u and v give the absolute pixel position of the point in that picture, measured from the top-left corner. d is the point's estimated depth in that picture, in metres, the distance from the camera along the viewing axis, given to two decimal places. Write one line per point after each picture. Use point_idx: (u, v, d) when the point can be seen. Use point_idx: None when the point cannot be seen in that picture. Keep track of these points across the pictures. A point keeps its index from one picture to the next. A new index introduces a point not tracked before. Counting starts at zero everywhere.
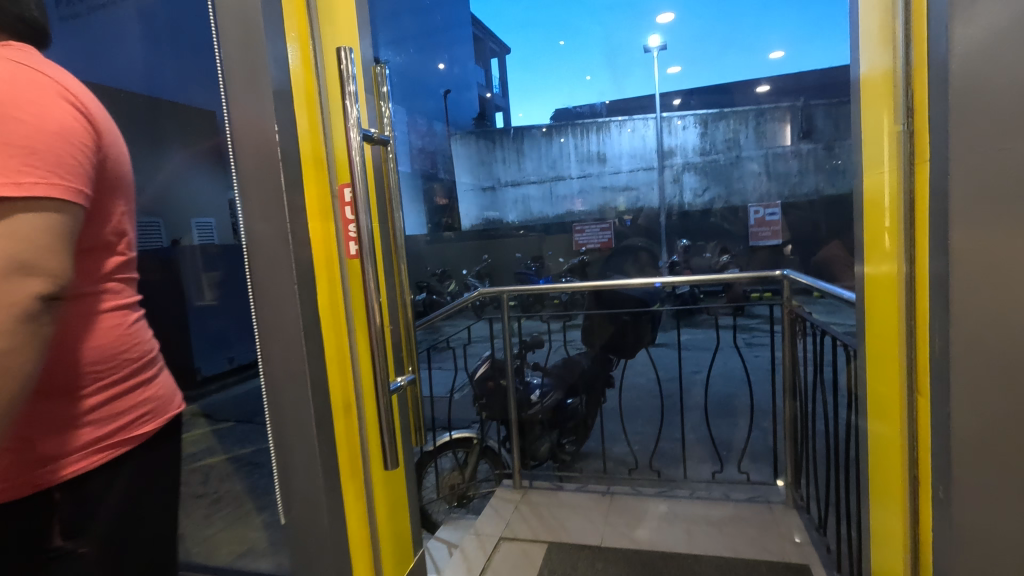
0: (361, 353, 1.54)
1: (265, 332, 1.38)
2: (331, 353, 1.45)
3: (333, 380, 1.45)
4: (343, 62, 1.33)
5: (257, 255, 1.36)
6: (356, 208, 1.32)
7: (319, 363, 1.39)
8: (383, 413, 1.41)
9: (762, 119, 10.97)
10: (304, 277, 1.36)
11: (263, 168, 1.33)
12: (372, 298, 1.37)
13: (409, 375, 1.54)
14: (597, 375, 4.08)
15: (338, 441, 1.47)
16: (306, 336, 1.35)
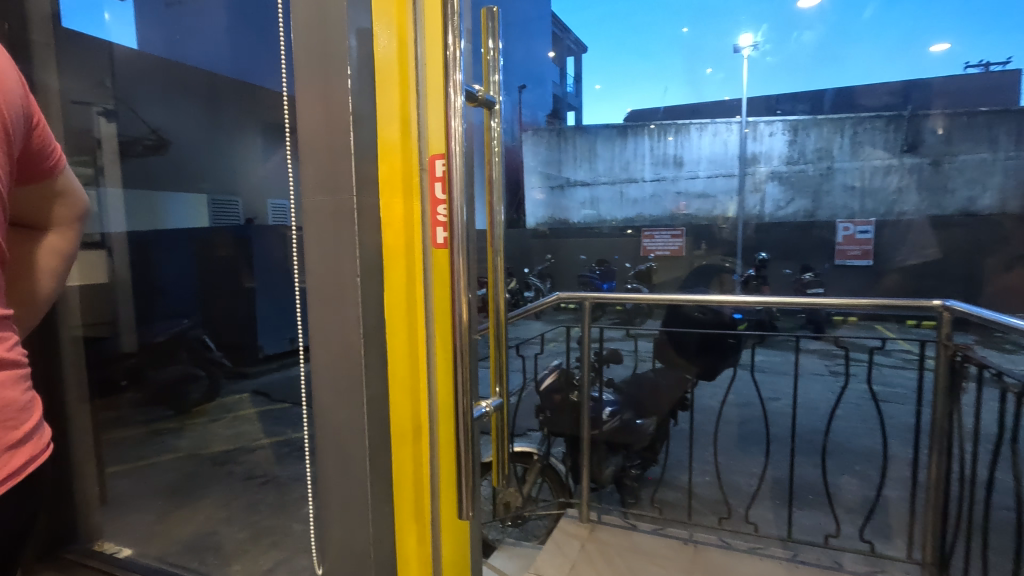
0: (440, 369, 1.21)
1: (312, 335, 1.09)
2: (400, 366, 1.13)
3: (399, 399, 1.13)
4: (452, 15, 1.01)
5: (311, 236, 1.06)
6: (450, 190, 1.04)
7: (380, 383, 1.09)
8: (463, 445, 1.11)
9: (859, 129, 9.86)
10: (368, 268, 1.06)
11: (327, 128, 1.04)
12: (461, 303, 1.08)
13: (493, 400, 1.24)
14: (671, 394, 3.64)
15: (400, 473, 1.15)
16: (366, 348, 1.05)
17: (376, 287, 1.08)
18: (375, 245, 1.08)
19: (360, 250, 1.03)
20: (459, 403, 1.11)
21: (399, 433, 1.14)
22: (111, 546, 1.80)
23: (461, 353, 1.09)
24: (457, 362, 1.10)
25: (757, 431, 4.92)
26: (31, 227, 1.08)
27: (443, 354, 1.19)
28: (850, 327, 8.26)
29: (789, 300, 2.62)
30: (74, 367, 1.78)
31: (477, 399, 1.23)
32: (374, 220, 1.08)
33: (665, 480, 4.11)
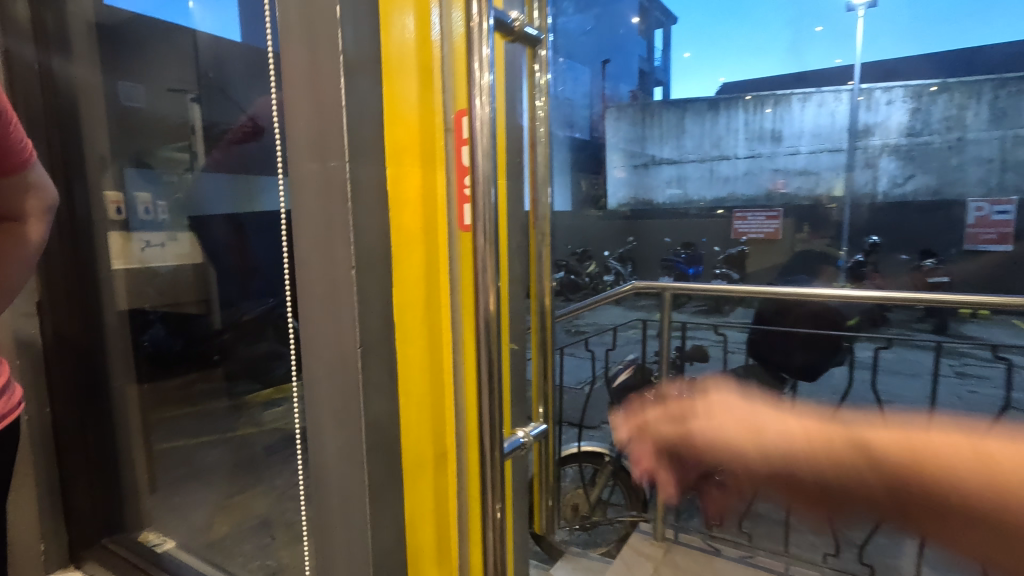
0: (467, 381, 0.98)
1: (305, 338, 0.87)
2: (413, 379, 0.91)
3: (413, 422, 0.91)
4: None
5: (301, 216, 0.85)
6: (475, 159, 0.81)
7: (388, 403, 0.87)
8: (491, 481, 0.89)
9: (1001, 94, 8.42)
10: (370, 257, 0.82)
11: (315, 79, 0.81)
12: (487, 303, 0.85)
13: (535, 428, 0.99)
14: (763, 396, 3.25)
15: (416, 511, 0.93)
16: (364, 360, 0.81)
17: (383, 283, 0.84)
18: (380, 230, 0.84)
19: (355, 234, 0.79)
20: (486, 428, 0.88)
21: (415, 464, 0.92)
22: (155, 538, 1.76)
23: (488, 368, 0.86)
24: (482, 377, 0.87)
25: (869, 437, 4.36)
26: (10, 220, 1.17)
27: (470, 367, 0.95)
28: (981, 326, 7.19)
29: (921, 297, 2.08)
30: (122, 351, 1.74)
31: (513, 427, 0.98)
32: (379, 196, 0.84)
33: (757, 488, 3.71)
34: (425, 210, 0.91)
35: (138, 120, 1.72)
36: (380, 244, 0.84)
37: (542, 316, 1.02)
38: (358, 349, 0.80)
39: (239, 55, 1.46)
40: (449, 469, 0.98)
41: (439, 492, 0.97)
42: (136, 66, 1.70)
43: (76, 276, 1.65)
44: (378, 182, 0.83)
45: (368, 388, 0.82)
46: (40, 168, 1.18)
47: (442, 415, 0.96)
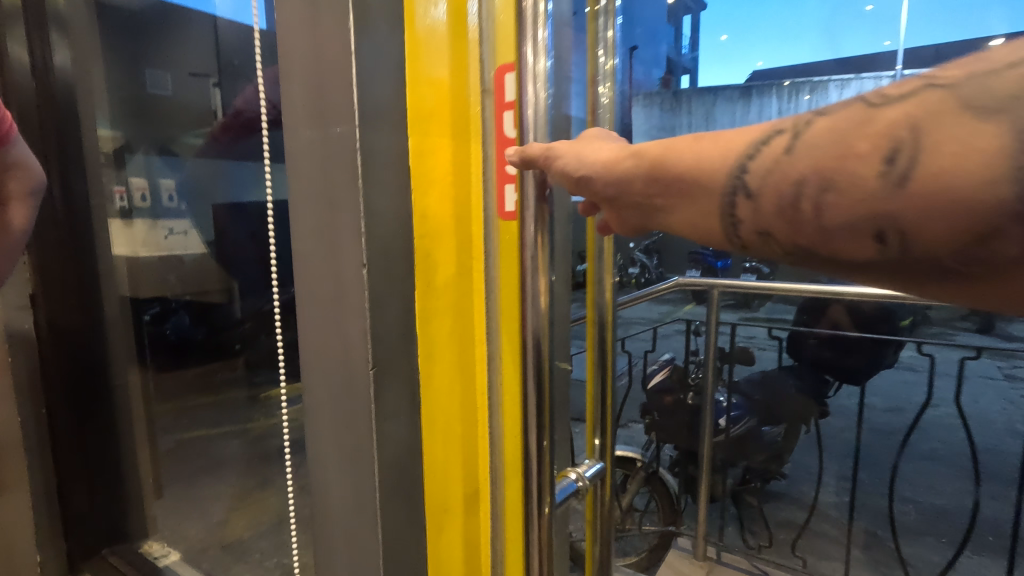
0: (506, 402, 0.84)
1: (302, 352, 0.70)
2: (442, 402, 0.75)
3: (439, 456, 0.75)
4: None
5: (298, 199, 0.67)
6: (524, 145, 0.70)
7: (411, 436, 0.70)
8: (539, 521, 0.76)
9: None
10: (388, 252, 0.65)
11: (316, 31, 0.62)
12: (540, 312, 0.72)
13: (589, 468, 0.86)
14: (810, 401, 2.99)
15: (444, 563, 0.78)
16: (378, 383, 0.64)
17: (403, 288, 0.67)
18: (401, 219, 0.66)
19: (366, 227, 0.61)
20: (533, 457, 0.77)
21: (441, 509, 0.76)
22: (158, 549, 1.65)
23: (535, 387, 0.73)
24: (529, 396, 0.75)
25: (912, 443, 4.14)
26: None
27: (511, 381, 0.84)
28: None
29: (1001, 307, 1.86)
30: (123, 346, 1.60)
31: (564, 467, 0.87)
32: (401, 179, 0.66)
33: (791, 494, 3.50)
34: (456, 196, 0.75)
35: (161, 107, 1.61)
36: (399, 237, 0.66)
37: (602, 327, 0.87)
38: (371, 371, 0.63)
39: (244, 31, 1.31)
40: (483, 505, 0.83)
41: (469, 535, 0.82)
42: (160, 54, 1.59)
43: (75, 264, 1.49)
44: (401, 159, 0.66)
45: (384, 418, 0.65)
46: (19, 145, 1.05)
47: (475, 443, 0.81)
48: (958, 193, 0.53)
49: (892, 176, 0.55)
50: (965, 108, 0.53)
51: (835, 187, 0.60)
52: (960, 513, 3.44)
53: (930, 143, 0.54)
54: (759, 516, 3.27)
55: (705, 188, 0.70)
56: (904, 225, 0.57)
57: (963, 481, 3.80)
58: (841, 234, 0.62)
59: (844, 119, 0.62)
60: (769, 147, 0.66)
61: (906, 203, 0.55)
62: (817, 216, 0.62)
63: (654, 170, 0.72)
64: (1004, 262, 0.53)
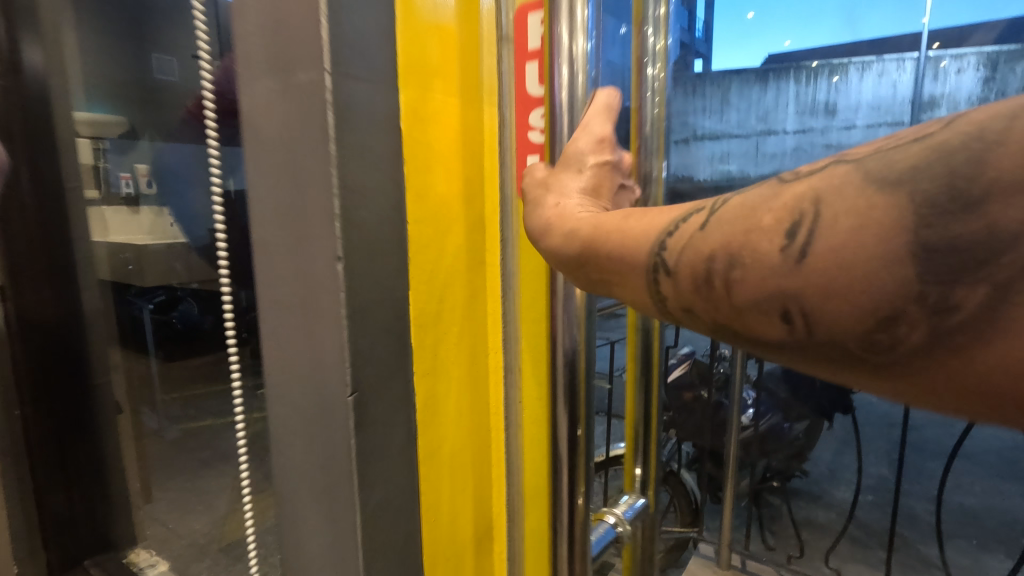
0: (531, 414, 0.88)
1: (267, 366, 0.54)
2: (454, 426, 0.64)
3: (444, 496, 0.63)
4: None
5: (254, 168, 0.51)
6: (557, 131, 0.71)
7: (404, 478, 0.55)
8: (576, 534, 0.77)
9: None
10: (372, 243, 0.49)
11: None
12: (575, 311, 0.74)
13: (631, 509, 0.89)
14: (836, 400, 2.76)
15: None
16: (358, 411, 0.49)
17: (389, 291, 0.51)
18: (390, 201, 0.51)
19: (342, 210, 0.46)
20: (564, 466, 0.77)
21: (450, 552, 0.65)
22: (146, 557, 1.50)
23: (566, 385, 0.74)
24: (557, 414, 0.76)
25: (939, 438, 3.98)
26: None
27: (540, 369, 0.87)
28: None
29: None
30: (106, 338, 1.42)
31: (601, 509, 0.89)
32: (394, 151, 0.51)
33: (816, 496, 3.32)
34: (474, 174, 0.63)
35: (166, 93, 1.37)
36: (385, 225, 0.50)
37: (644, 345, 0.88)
38: (349, 399, 0.48)
39: None
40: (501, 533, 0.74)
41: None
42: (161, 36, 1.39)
43: (49, 245, 1.29)
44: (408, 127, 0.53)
45: (368, 456, 0.50)
46: None
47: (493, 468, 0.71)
48: (860, 271, 0.42)
49: (792, 253, 0.45)
50: (867, 182, 0.43)
51: (743, 263, 0.48)
52: (995, 514, 3.26)
53: (836, 215, 0.43)
54: (778, 514, 3.14)
55: (632, 263, 0.57)
56: (812, 302, 0.44)
57: (996, 479, 3.62)
58: (744, 311, 0.49)
59: (754, 193, 0.51)
60: (684, 223, 0.54)
61: (811, 278, 0.44)
62: (724, 292, 0.50)
63: (586, 237, 0.61)
64: (915, 352, 0.42)
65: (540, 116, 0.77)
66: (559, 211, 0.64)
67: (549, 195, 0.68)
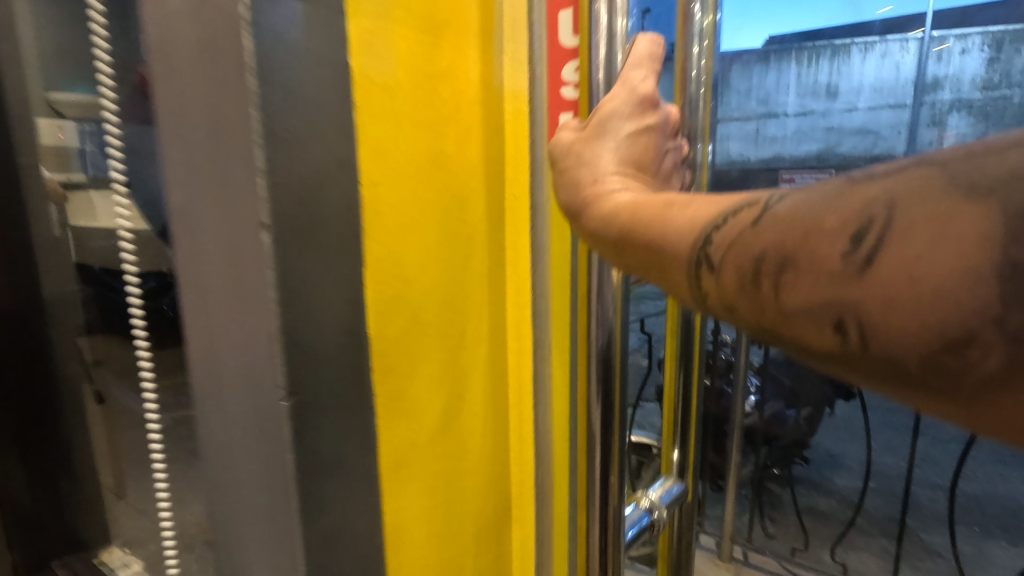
0: (559, 393, 0.81)
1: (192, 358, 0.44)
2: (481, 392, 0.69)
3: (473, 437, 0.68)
4: None
5: (163, 113, 0.40)
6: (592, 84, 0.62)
7: (363, 497, 0.46)
8: (609, 540, 0.68)
9: None
10: (313, 211, 0.39)
11: None
12: (610, 290, 0.65)
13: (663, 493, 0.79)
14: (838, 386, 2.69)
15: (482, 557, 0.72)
16: (293, 419, 0.39)
17: (338, 268, 0.42)
18: (338, 155, 0.41)
19: (268, 163, 0.36)
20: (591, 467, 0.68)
21: (469, 513, 0.68)
22: None
23: (598, 372, 0.66)
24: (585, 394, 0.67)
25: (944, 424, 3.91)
26: None
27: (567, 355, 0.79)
28: None
29: None
30: None
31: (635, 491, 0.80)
32: (342, 93, 0.41)
33: (818, 483, 3.24)
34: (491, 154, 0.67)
35: None
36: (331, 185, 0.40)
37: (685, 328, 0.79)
38: (284, 404, 0.39)
39: None
40: (524, 494, 0.80)
41: (497, 549, 0.76)
42: None
43: None
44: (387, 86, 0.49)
45: (312, 475, 0.41)
46: None
47: (506, 437, 0.76)
48: (931, 287, 0.32)
49: (855, 260, 0.35)
50: (951, 187, 0.33)
51: (797, 266, 0.38)
52: (997, 501, 3.17)
53: (909, 223, 0.33)
54: (779, 501, 3.07)
55: (670, 259, 0.46)
56: (876, 316, 0.34)
57: (998, 466, 3.55)
58: (792, 320, 0.39)
59: (817, 192, 0.39)
60: (732, 217, 0.42)
61: (878, 289, 0.34)
62: (771, 298, 0.39)
63: (623, 221, 0.50)
64: (987, 382, 0.32)
65: (573, 69, 0.67)
66: (595, 193, 0.55)
67: (579, 170, 0.57)
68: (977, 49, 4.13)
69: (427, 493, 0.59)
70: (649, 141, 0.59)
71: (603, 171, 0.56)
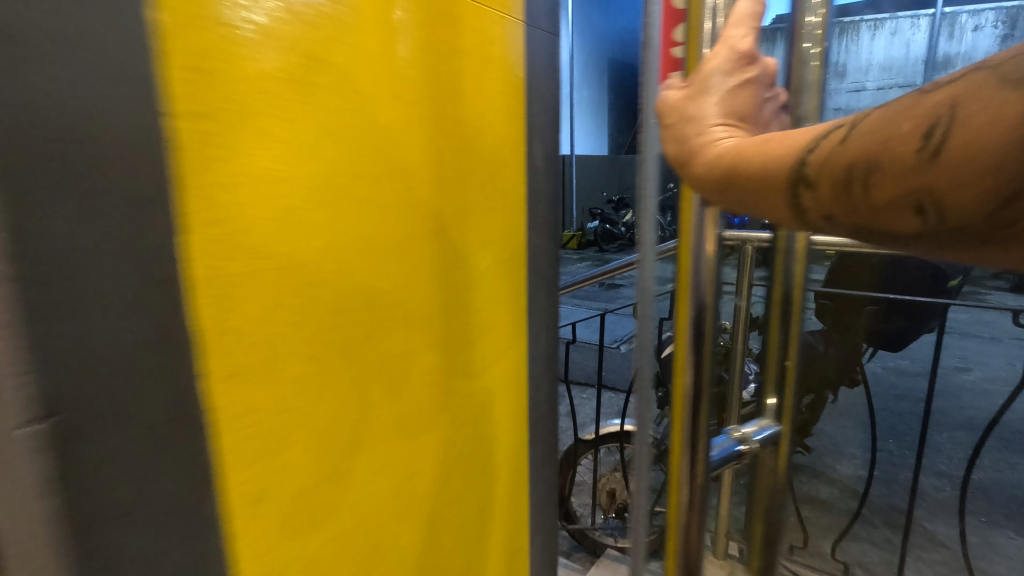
0: None
1: None
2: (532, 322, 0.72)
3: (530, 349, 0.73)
4: None
5: None
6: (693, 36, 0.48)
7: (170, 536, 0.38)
8: (694, 498, 0.55)
9: None
10: (63, 167, 0.31)
11: None
12: (709, 266, 0.51)
13: (757, 429, 0.57)
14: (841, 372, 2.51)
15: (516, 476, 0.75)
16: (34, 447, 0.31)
17: (113, 246, 0.33)
18: (110, 96, 0.32)
19: None
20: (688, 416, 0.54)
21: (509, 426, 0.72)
22: None
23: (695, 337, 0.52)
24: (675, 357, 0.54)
25: (951, 410, 3.78)
26: None
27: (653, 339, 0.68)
28: None
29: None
30: None
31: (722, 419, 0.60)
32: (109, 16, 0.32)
33: (819, 471, 3.14)
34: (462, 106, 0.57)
35: None
36: (116, 148, 0.32)
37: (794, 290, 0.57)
38: (18, 434, 0.30)
39: None
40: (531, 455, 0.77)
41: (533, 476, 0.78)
42: None
43: None
44: (297, 40, 0.42)
45: (70, 513, 0.32)
46: None
47: (494, 415, 0.68)
48: (990, 159, 0.29)
49: (922, 153, 0.32)
50: (999, 83, 0.29)
51: (879, 165, 0.34)
52: (1004, 489, 3.06)
53: (974, 112, 0.30)
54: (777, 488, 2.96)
55: (760, 194, 0.40)
56: (948, 190, 0.31)
57: (1006, 453, 3.42)
58: (876, 215, 0.35)
59: (896, 104, 0.35)
60: (824, 138, 0.37)
61: (953, 169, 0.31)
62: (859, 202, 0.36)
63: (725, 162, 0.41)
64: None
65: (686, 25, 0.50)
66: (703, 144, 0.44)
67: (681, 130, 0.45)
68: (990, 26, 4.41)
69: (360, 492, 0.51)
70: (756, 96, 0.45)
71: (706, 122, 0.44)
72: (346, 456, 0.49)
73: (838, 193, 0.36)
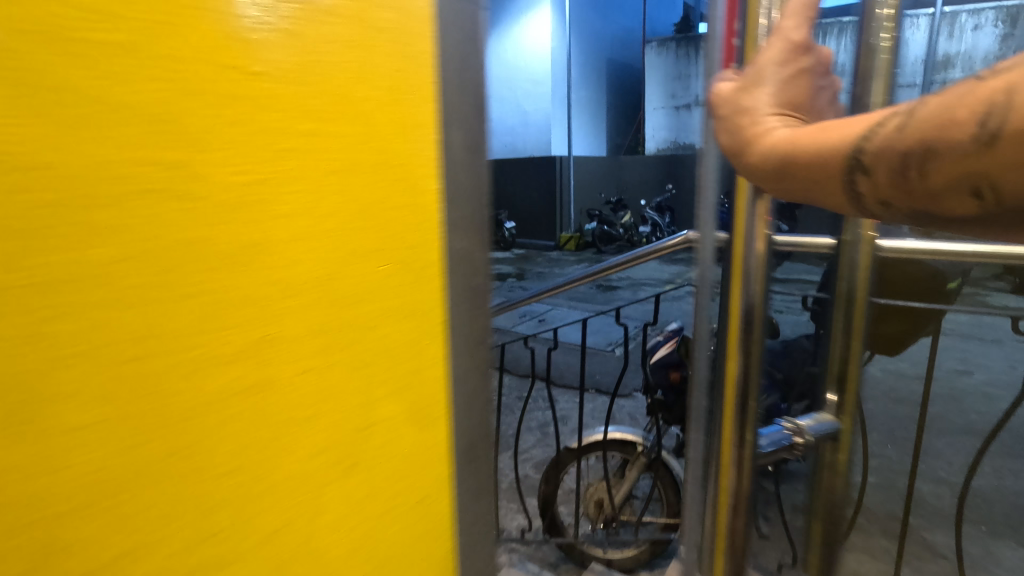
0: None
1: None
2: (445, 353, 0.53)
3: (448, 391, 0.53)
4: None
5: None
6: None
7: None
8: (743, 466, 0.75)
9: None
10: None
11: None
12: (754, 263, 0.72)
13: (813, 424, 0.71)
14: None
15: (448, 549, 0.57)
16: None
17: None
18: None
19: None
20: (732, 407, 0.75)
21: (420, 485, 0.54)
22: None
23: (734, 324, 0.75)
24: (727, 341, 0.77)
25: (950, 415, 3.69)
26: None
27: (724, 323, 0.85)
28: None
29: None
30: None
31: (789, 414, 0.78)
32: None
33: None
34: (359, 68, 0.44)
35: None
36: None
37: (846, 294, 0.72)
38: None
39: None
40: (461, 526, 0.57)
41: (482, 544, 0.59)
42: None
43: None
44: None
45: None
46: None
47: (437, 460, 0.54)
48: None
49: (980, 137, 0.37)
50: None
51: (936, 152, 0.39)
52: (1007, 498, 2.95)
53: None
54: None
55: (823, 180, 0.47)
56: (1004, 173, 0.37)
57: (1007, 458, 3.33)
58: (935, 196, 0.41)
59: (950, 91, 0.40)
60: (877, 126, 0.43)
61: (1009, 155, 0.36)
62: (917, 183, 0.41)
63: (782, 152, 0.48)
64: None
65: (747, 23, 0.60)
66: (755, 132, 0.51)
67: (737, 119, 0.53)
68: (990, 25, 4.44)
69: (210, 569, 0.40)
70: (808, 84, 0.52)
71: (762, 111, 0.51)
72: (179, 524, 0.38)
73: (900, 173, 0.42)
